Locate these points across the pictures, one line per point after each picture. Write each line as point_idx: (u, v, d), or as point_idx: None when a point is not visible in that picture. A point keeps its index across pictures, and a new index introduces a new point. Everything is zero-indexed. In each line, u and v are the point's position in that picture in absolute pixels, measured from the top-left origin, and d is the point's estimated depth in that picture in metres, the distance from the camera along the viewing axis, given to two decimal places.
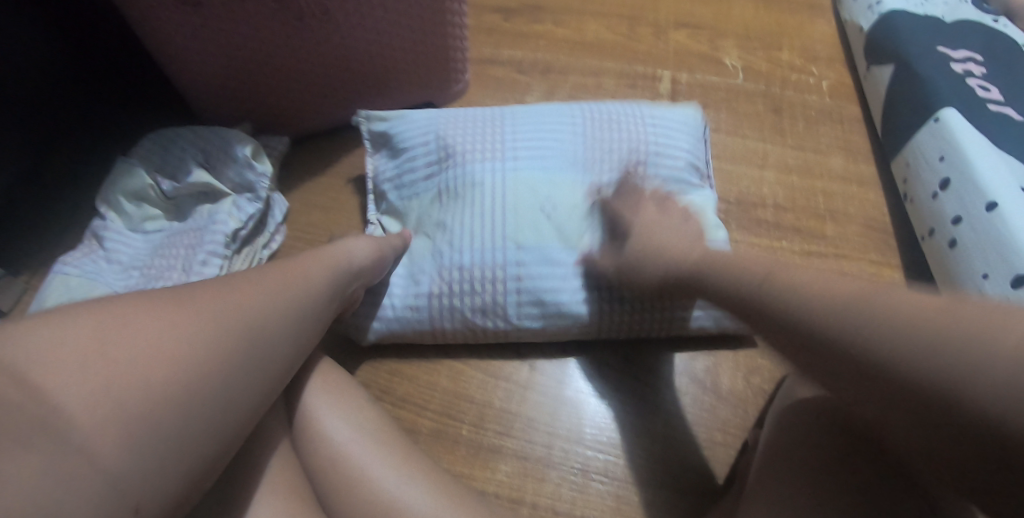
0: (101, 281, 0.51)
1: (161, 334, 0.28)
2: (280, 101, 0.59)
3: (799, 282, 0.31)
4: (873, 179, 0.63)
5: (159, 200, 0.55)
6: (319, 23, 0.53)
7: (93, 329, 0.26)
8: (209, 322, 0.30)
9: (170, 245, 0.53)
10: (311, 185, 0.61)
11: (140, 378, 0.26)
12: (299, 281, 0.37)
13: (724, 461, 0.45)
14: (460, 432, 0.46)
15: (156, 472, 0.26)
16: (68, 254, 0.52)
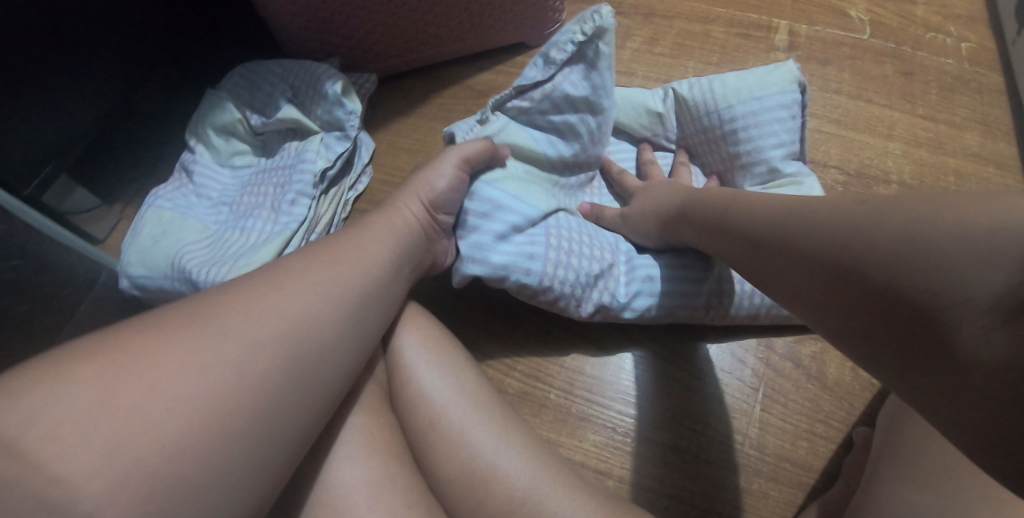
0: (191, 216, 0.50)
1: (203, 364, 0.27)
2: (369, 38, 0.56)
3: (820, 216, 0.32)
4: (1014, 160, 0.56)
5: (247, 135, 0.54)
6: None
7: (101, 372, 0.25)
8: (264, 342, 0.29)
9: (258, 183, 0.52)
10: (397, 125, 0.58)
11: (190, 416, 0.26)
12: (354, 263, 0.36)
13: (825, 454, 0.43)
14: (548, 397, 0.44)
15: (212, 501, 0.26)
16: (160, 186, 0.52)
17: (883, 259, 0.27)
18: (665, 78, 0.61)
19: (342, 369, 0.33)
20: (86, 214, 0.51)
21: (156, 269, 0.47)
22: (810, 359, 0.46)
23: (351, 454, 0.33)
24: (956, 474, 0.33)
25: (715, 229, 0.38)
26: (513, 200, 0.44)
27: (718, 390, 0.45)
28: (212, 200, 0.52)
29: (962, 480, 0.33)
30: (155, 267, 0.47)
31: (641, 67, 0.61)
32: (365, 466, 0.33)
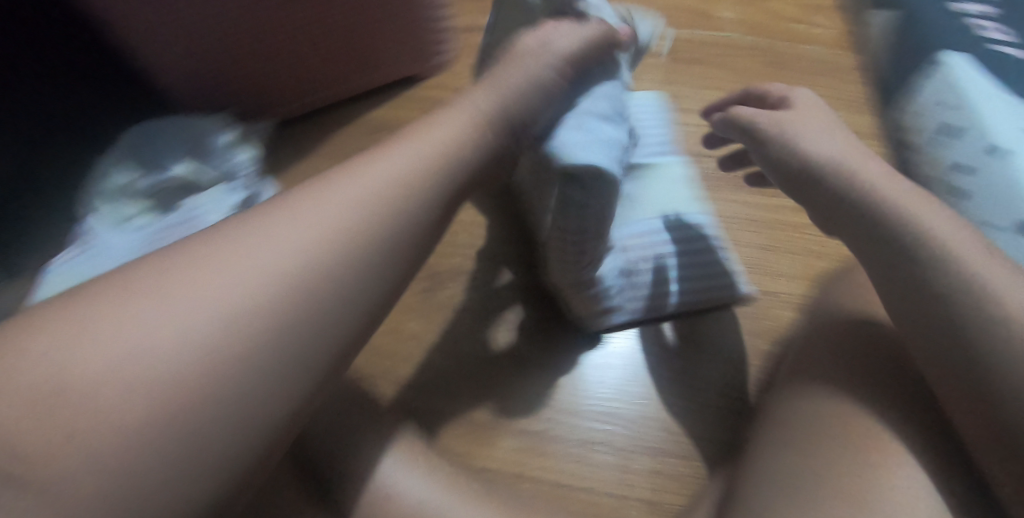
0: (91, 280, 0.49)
1: (225, 292, 0.23)
2: (253, 87, 0.59)
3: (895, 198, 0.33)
4: (873, 129, 0.61)
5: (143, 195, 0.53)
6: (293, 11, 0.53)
7: (152, 294, 0.22)
8: (266, 269, 0.24)
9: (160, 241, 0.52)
10: (298, 169, 0.60)
11: (125, 384, 0.21)
12: (396, 171, 0.29)
13: (726, 426, 0.45)
14: (460, 410, 0.46)
15: (163, 492, 0.21)
16: (56, 256, 0.52)
17: (920, 272, 0.31)
18: None
19: (371, 289, 0.27)
20: None
21: None
22: (705, 340, 0.48)
23: None
24: None
25: (808, 186, 0.37)
26: (621, 115, 0.39)
27: (624, 381, 0.47)
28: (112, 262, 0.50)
29: None
30: None
31: None
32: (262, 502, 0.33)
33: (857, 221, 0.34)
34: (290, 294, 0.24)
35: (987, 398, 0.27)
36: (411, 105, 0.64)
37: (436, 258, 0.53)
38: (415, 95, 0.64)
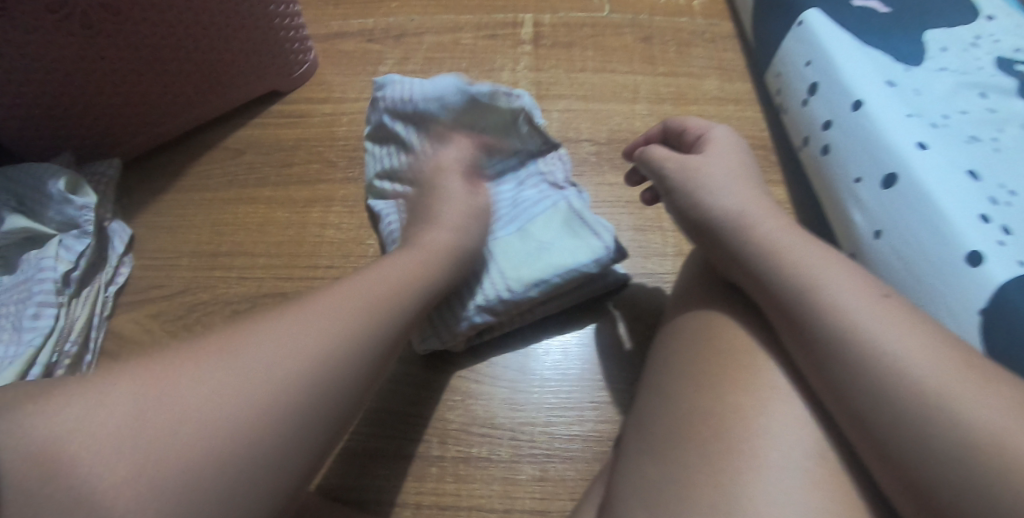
0: None
1: (206, 387, 0.29)
2: (95, 125, 0.54)
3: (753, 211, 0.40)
4: (749, 95, 0.60)
5: None
6: (116, 34, 0.49)
7: (175, 375, 0.29)
8: (220, 387, 0.29)
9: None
10: (157, 206, 0.56)
11: (155, 440, 0.27)
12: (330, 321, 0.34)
13: (612, 421, 0.43)
14: (336, 443, 0.43)
15: None
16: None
17: (806, 298, 0.35)
18: None
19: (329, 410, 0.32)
20: None
21: None
22: (591, 334, 0.47)
23: None
24: (695, 419, 0.35)
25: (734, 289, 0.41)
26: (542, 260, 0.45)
27: (508, 388, 0.45)
28: None
29: (696, 429, 0.34)
30: None
31: None
32: None
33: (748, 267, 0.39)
34: (254, 409, 0.29)
35: (907, 466, 0.30)
36: (273, 121, 0.60)
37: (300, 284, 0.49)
38: (278, 110, 0.61)
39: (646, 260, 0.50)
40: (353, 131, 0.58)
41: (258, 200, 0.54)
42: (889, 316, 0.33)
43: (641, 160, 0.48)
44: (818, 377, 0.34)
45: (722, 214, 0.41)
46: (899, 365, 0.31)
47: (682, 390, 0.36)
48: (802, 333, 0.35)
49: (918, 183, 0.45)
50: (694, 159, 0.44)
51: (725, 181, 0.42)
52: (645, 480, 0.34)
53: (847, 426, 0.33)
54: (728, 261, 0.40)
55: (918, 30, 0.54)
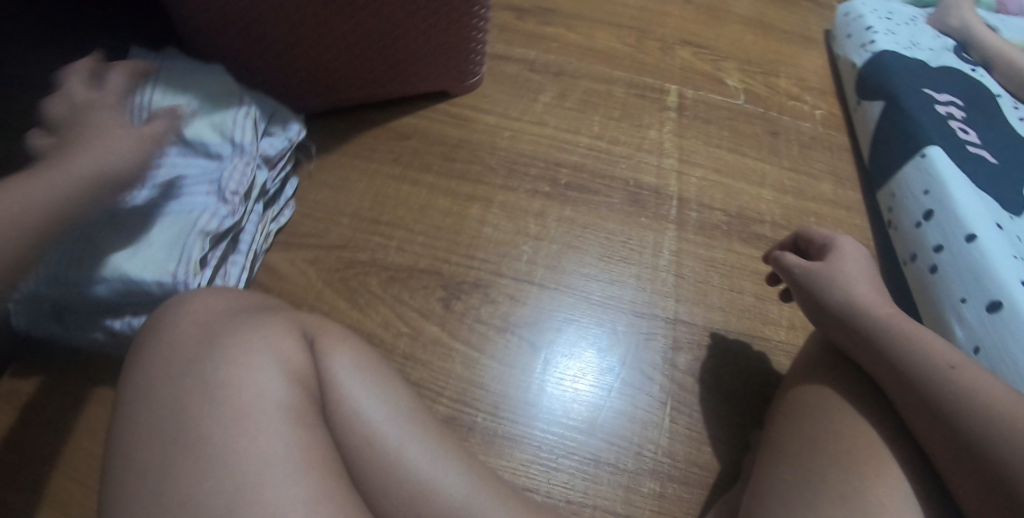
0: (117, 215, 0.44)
1: None
2: (289, 79, 0.58)
3: (871, 297, 0.45)
4: (858, 205, 0.67)
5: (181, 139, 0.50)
6: (348, 9, 0.53)
7: None
8: None
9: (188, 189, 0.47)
10: (323, 161, 0.59)
11: None
12: None
13: (725, 457, 0.47)
14: (475, 420, 0.46)
15: None
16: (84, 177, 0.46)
17: (925, 371, 0.40)
18: (574, 128, 0.66)
19: None
20: None
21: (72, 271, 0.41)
22: (713, 374, 0.51)
23: (267, 429, 0.31)
24: (837, 462, 0.39)
25: (845, 361, 0.46)
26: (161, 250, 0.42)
27: (587, 395, 0.49)
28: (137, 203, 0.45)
29: (830, 465, 0.39)
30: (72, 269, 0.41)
31: (552, 119, 0.66)
32: (304, 484, 0.30)
33: (867, 341, 0.43)
34: None
35: None
36: (437, 118, 0.64)
37: (454, 268, 0.53)
38: (442, 109, 0.66)
39: (763, 325, 0.55)
40: (513, 145, 0.63)
41: (419, 183, 0.58)
42: (981, 374, 0.39)
43: (773, 262, 0.53)
44: (920, 418, 0.40)
45: (837, 297, 0.46)
46: (997, 410, 0.37)
47: (816, 433, 0.42)
48: (907, 384, 0.41)
49: (1019, 314, 0.50)
50: (826, 261, 0.49)
51: (848, 282, 0.46)
52: (791, 498, 0.39)
53: (947, 463, 0.38)
54: (847, 336, 0.45)
55: (1021, 186, 0.62)
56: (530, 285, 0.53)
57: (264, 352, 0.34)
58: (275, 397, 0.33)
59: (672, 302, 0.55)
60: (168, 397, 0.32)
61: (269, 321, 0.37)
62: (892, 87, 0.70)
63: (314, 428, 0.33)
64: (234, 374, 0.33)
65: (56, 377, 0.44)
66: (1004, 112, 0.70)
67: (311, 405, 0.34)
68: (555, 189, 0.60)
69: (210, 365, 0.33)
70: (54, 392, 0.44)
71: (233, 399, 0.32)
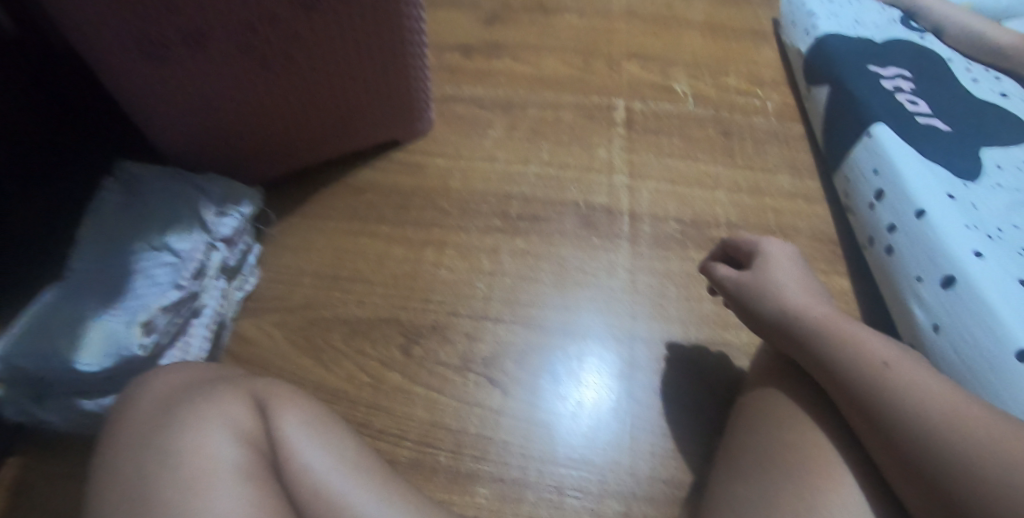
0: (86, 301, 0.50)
1: None
2: (246, 155, 0.61)
3: (804, 298, 0.46)
4: (818, 194, 0.66)
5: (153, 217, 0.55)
6: (283, 72, 0.55)
7: None
8: None
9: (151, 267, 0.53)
10: (283, 225, 0.62)
11: None
12: None
13: (691, 470, 0.48)
14: (439, 460, 0.47)
15: None
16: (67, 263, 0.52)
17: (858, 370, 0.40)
18: (524, 158, 0.68)
19: None
20: None
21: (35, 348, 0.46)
22: (676, 386, 0.52)
23: (220, 491, 0.34)
24: (782, 470, 0.40)
25: (787, 366, 0.46)
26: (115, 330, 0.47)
27: (548, 421, 0.50)
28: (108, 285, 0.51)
29: (774, 471, 0.40)
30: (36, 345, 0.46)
31: (503, 152, 0.68)
32: None
33: (804, 342, 0.44)
34: None
35: None
36: (392, 168, 0.67)
37: (413, 314, 0.55)
38: (397, 158, 0.68)
39: (724, 331, 0.55)
40: (465, 185, 0.65)
41: (377, 234, 0.61)
42: (917, 369, 0.39)
43: (708, 276, 0.53)
44: (857, 418, 0.39)
45: (773, 304, 0.47)
46: (928, 405, 0.37)
47: (766, 439, 0.42)
48: (842, 384, 0.40)
49: (974, 289, 0.49)
50: (755, 272, 0.49)
51: (774, 291, 0.47)
52: (741, 507, 0.40)
53: (886, 461, 0.37)
54: (785, 340, 0.45)
55: (978, 150, 0.61)
56: (487, 321, 0.55)
57: (217, 420, 0.37)
58: (227, 462, 0.36)
59: (630, 319, 0.56)
60: (124, 474, 0.35)
61: (222, 390, 0.40)
62: (837, 70, 0.70)
63: (258, 488, 0.36)
64: (187, 443, 0.36)
65: (40, 461, 0.48)
66: (956, 76, 0.71)
67: (262, 464, 0.37)
68: (508, 222, 0.62)
69: (167, 435, 0.36)
70: (40, 476, 0.47)
71: (183, 467, 0.35)
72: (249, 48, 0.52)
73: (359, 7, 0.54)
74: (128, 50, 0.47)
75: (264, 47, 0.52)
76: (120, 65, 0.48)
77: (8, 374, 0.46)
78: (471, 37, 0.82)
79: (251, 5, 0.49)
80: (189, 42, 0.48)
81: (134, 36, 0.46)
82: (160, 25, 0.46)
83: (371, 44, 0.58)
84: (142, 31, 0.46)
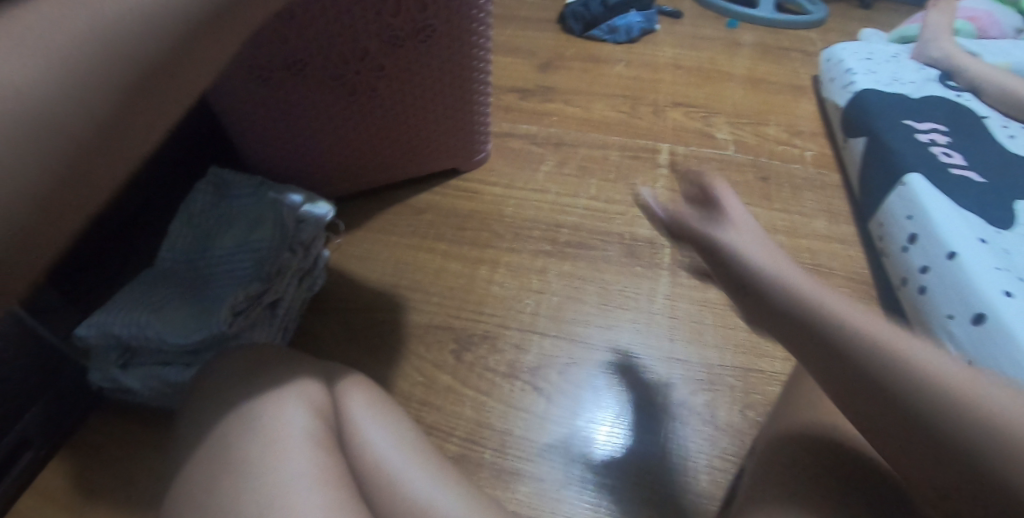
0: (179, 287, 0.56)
1: None
2: (324, 172, 0.68)
3: None
4: (854, 238, 0.69)
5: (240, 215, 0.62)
6: (366, 101, 0.63)
7: None
8: None
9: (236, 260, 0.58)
10: (350, 237, 0.68)
11: None
12: None
13: (723, 485, 0.50)
14: (483, 456, 0.51)
15: None
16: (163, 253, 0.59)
17: None
18: (572, 191, 0.73)
19: None
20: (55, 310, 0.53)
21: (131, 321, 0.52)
22: (709, 407, 0.54)
23: (296, 453, 0.38)
24: (809, 482, 0.42)
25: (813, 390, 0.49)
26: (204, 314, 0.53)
27: (585, 432, 0.53)
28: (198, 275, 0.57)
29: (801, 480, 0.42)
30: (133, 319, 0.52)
31: (553, 185, 0.74)
32: (325, 495, 0.37)
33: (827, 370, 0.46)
34: None
35: None
36: (451, 192, 0.73)
37: (465, 323, 0.60)
38: (455, 185, 0.74)
39: (758, 360, 0.58)
40: (517, 212, 0.70)
41: (435, 250, 0.66)
42: (943, 360, 0.30)
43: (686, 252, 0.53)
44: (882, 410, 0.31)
45: (746, 265, 0.41)
46: (907, 377, 0.30)
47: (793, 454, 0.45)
48: None
49: (1004, 326, 0.50)
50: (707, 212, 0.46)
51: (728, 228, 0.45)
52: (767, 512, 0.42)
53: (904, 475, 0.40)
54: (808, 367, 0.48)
55: (1012, 201, 0.64)
56: (533, 334, 0.59)
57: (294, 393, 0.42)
58: (301, 428, 0.40)
59: (667, 342, 0.59)
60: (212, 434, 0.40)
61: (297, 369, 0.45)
62: (873, 123, 0.74)
63: (332, 453, 0.40)
64: (269, 410, 0.40)
65: (117, 427, 0.53)
66: (992, 132, 0.74)
67: (330, 431, 0.41)
68: (556, 247, 0.67)
69: (250, 403, 0.41)
70: (113, 439, 0.53)
71: (265, 428, 0.39)
72: (340, 78, 0.59)
73: (438, 47, 0.61)
74: (241, 70, 0.55)
75: (353, 78, 0.60)
76: (232, 84, 0.56)
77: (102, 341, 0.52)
78: (527, 81, 0.89)
79: (347, 40, 0.56)
80: (292, 69, 0.56)
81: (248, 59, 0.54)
82: (270, 51, 0.54)
83: (446, 78, 0.65)
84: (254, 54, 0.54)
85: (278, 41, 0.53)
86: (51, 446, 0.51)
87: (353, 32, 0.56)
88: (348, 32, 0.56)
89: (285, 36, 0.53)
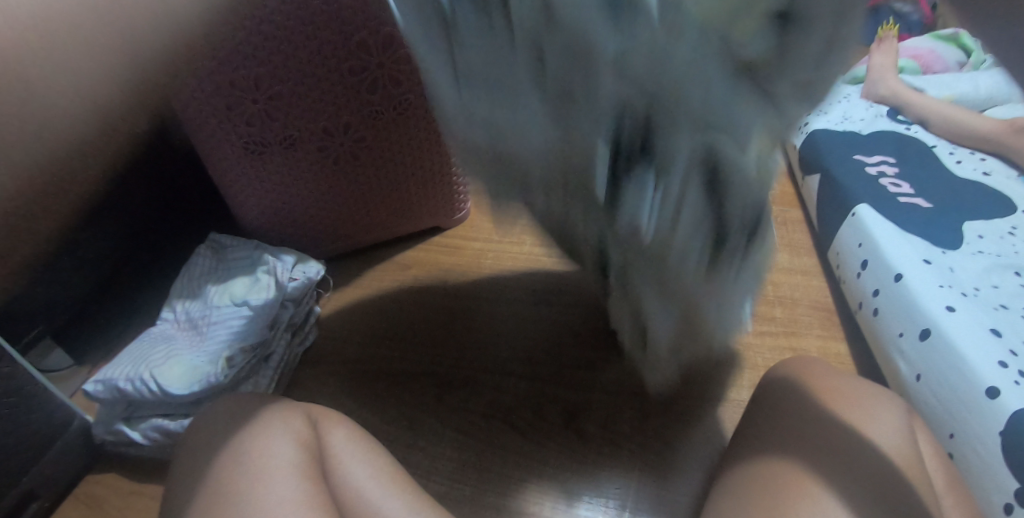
0: (174, 350, 0.62)
1: None
2: (316, 231, 0.74)
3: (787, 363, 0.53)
4: (815, 267, 0.73)
5: (237, 280, 0.68)
6: (352, 166, 0.69)
7: None
8: None
9: (225, 322, 0.64)
10: (341, 293, 0.73)
11: None
12: None
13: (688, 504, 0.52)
14: (464, 493, 0.54)
15: None
16: (166, 321, 0.66)
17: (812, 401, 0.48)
18: None
19: None
20: (59, 373, 0.63)
21: (133, 375, 0.58)
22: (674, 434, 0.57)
23: (279, 477, 0.43)
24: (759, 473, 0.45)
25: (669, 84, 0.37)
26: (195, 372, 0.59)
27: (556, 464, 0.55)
28: (196, 340, 0.64)
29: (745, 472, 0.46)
30: (134, 374, 0.58)
31: None
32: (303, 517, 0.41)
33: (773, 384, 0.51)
34: None
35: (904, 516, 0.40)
36: (434, 248, 0.79)
37: (447, 369, 0.64)
38: (438, 241, 0.80)
39: (725, 389, 0.61)
40: (494, 262, 0.75)
41: (418, 302, 0.71)
42: None
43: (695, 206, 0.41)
44: None
45: None
46: None
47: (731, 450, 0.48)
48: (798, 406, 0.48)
49: (948, 338, 0.54)
50: None
51: None
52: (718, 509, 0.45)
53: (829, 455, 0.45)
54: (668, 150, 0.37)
55: (957, 223, 0.68)
56: (511, 377, 0.62)
57: (281, 430, 0.47)
58: (286, 459, 0.45)
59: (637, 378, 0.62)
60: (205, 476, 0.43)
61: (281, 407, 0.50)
62: (825, 161, 0.79)
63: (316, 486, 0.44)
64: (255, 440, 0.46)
65: (116, 479, 0.57)
66: (939, 159, 0.79)
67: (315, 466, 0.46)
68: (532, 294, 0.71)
69: (238, 440, 0.46)
70: (115, 491, 0.56)
71: (243, 460, 0.44)
72: (326, 148, 0.66)
73: (414, 118, 0.68)
74: (234, 140, 0.62)
75: (338, 147, 0.66)
76: (222, 148, 0.62)
77: (110, 396, 0.57)
78: None
79: (331, 113, 0.63)
80: (282, 142, 0.64)
81: (234, 121, 0.60)
82: (253, 110, 0.60)
83: (423, 144, 0.71)
84: (239, 118, 0.60)
85: (267, 111, 0.60)
86: (55, 499, 0.55)
87: (335, 106, 0.63)
88: (332, 106, 0.63)
89: (273, 106, 0.60)
